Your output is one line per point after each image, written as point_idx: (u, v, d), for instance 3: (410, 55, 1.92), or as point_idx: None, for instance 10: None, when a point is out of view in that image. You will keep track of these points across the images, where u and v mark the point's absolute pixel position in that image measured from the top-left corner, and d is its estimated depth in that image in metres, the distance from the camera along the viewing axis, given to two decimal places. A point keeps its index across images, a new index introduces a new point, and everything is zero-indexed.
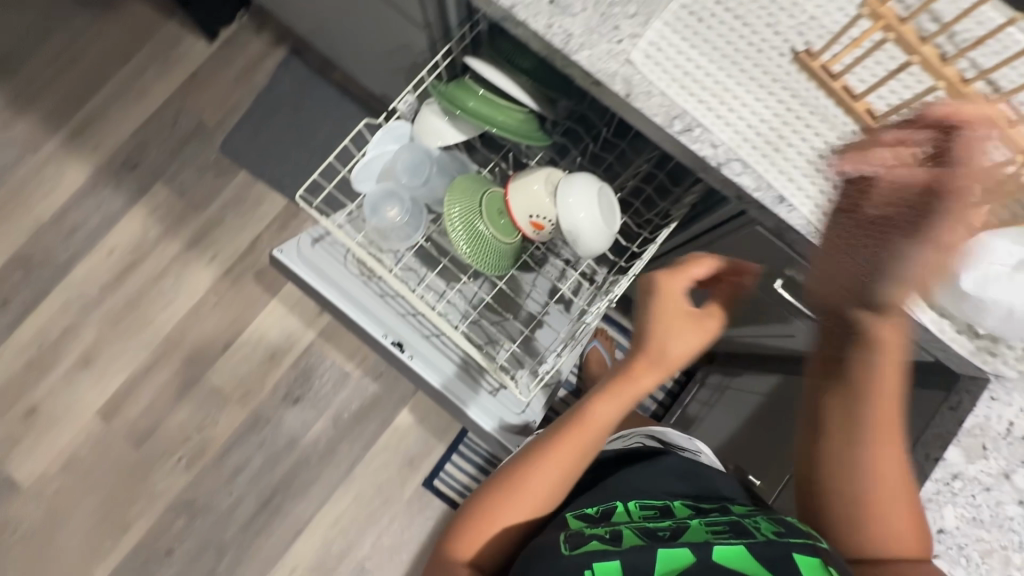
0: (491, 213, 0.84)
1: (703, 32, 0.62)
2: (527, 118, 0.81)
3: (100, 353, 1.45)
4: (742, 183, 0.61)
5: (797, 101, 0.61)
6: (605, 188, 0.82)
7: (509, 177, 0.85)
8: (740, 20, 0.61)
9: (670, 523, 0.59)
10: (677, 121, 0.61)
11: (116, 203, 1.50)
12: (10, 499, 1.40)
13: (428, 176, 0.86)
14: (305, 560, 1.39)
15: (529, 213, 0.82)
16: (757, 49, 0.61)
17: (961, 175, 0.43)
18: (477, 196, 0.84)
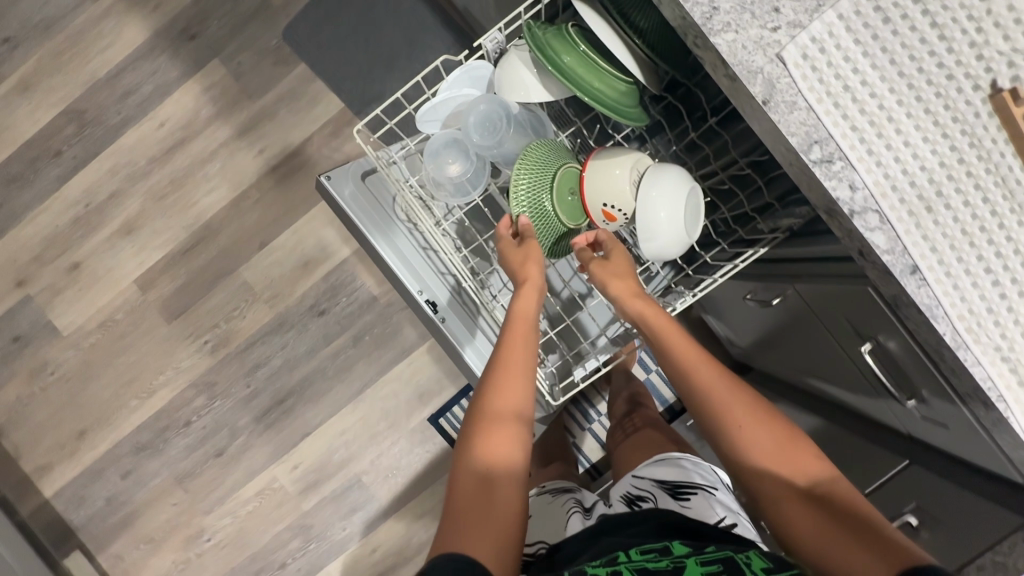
0: (562, 190, 0.76)
1: (885, 38, 0.49)
2: (629, 89, 0.69)
3: (142, 224, 1.46)
4: (872, 241, 0.51)
5: (975, 152, 0.49)
6: (696, 190, 0.71)
7: (590, 154, 0.76)
8: (937, 34, 0.48)
9: (668, 560, 0.56)
10: (815, 147, 0.50)
11: (171, 73, 1.44)
12: (53, 342, 1.50)
13: (501, 138, 0.76)
14: (307, 460, 1.47)
15: (603, 201, 0.74)
16: (947, 75, 0.48)
17: (612, 242, 0.76)
18: (552, 168, 0.75)
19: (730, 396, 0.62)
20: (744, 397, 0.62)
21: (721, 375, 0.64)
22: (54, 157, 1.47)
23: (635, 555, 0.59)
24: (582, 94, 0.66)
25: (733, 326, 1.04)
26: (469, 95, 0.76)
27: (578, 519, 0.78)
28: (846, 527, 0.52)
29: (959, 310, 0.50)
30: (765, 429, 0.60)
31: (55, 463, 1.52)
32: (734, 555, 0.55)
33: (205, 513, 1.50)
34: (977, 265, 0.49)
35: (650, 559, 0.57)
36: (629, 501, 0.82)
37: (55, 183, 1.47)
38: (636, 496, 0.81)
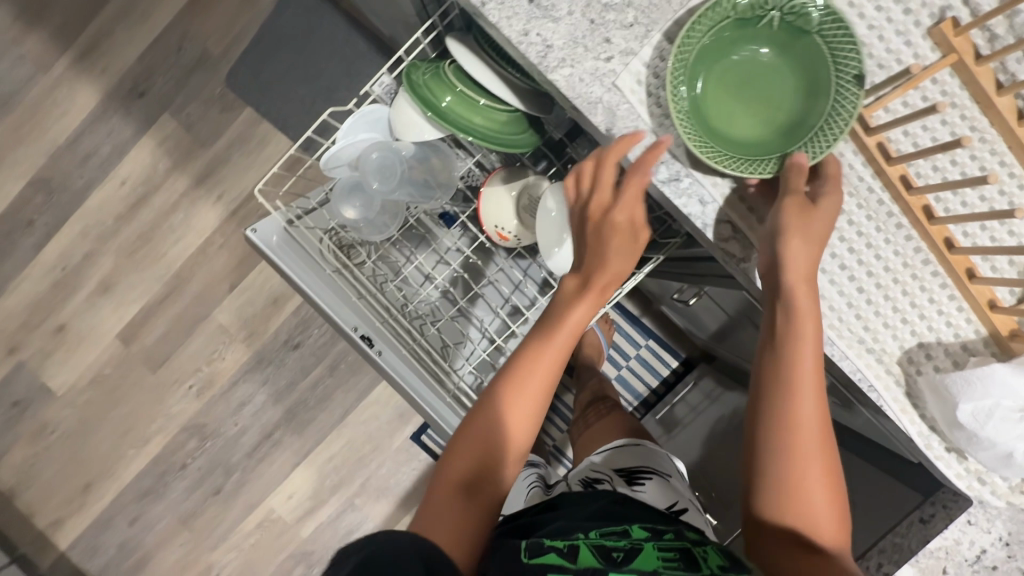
0: (750, 86, 0.54)
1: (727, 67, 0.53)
2: (512, 117, 0.71)
3: (117, 281, 1.52)
4: (729, 249, 0.56)
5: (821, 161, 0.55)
6: None
7: (487, 176, 0.79)
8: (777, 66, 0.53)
9: (627, 540, 0.58)
10: (662, 167, 0.54)
11: (126, 132, 1.49)
12: (49, 403, 1.57)
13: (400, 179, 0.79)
14: (301, 488, 1.53)
15: (496, 223, 0.78)
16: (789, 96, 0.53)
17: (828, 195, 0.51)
18: (778, 144, 0.53)
19: (797, 417, 0.53)
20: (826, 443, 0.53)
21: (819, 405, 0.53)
22: (27, 227, 1.53)
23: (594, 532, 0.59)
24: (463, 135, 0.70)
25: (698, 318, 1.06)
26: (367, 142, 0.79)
27: (536, 494, 0.85)
28: None
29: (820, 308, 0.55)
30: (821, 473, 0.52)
31: (67, 517, 1.59)
32: (692, 547, 0.58)
33: (211, 549, 1.57)
34: (833, 263, 0.55)
35: (607, 536, 0.59)
36: (586, 482, 0.85)
37: (32, 251, 1.54)
38: (594, 477, 0.84)
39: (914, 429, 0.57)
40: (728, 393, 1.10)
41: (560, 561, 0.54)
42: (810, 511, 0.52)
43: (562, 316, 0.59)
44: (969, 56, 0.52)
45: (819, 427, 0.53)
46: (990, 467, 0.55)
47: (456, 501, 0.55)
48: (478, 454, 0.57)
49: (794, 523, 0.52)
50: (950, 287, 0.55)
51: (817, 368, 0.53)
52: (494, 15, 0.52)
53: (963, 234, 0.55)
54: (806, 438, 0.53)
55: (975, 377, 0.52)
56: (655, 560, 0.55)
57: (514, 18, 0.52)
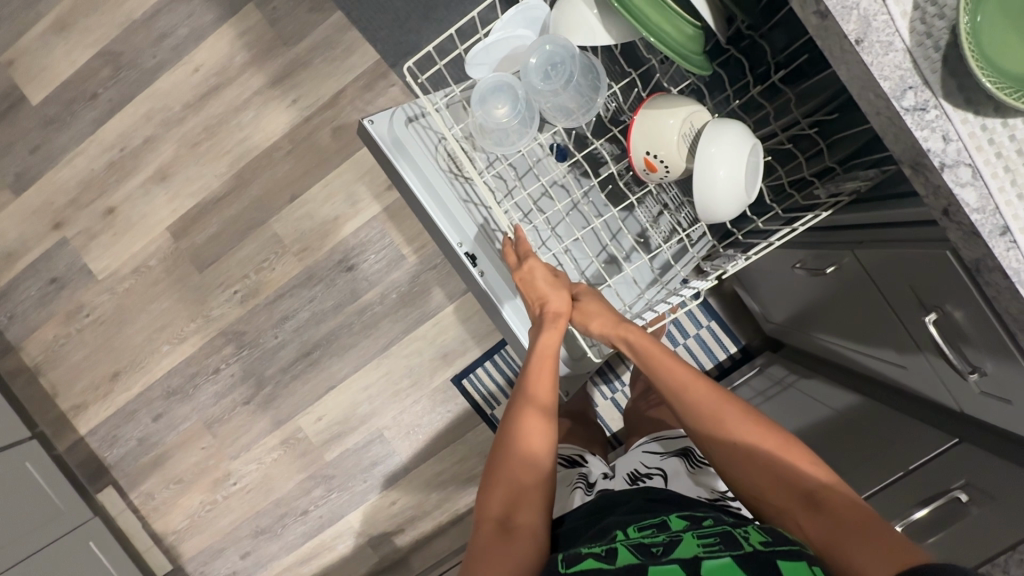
0: None
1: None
2: (696, 34, 0.66)
3: (176, 172, 1.46)
4: (963, 198, 0.47)
5: None
6: (756, 147, 0.69)
7: (645, 99, 0.73)
8: None
9: (665, 534, 0.59)
10: (909, 93, 0.46)
11: (207, 16, 1.41)
12: (87, 285, 1.53)
13: (557, 87, 0.74)
14: (331, 413, 1.50)
15: (648, 148, 0.72)
16: None
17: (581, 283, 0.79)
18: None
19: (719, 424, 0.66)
20: (755, 423, 0.65)
21: (729, 406, 0.66)
22: (89, 100, 1.46)
23: (632, 531, 0.61)
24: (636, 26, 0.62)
25: (779, 298, 1.00)
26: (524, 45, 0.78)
27: (580, 494, 0.84)
28: (849, 527, 0.55)
29: None
30: (773, 447, 0.63)
31: (89, 403, 1.57)
32: (730, 529, 0.58)
33: (232, 458, 1.55)
34: None
35: (646, 535, 0.60)
36: (634, 477, 0.85)
37: (90, 126, 1.47)
38: (643, 473, 0.85)
39: None
40: (804, 380, 1.04)
41: (599, 565, 0.54)
42: (789, 471, 0.61)
43: (538, 349, 0.75)
44: None
45: (745, 422, 0.65)
46: None
47: (499, 543, 0.63)
48: (503, 495, 0.67)
49: (786, 493, 0.61)
50: None
51: (682, 375, 0.70)
52: None
53: None
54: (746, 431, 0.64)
55: None
56: (694, 548, 0.55)
57: None
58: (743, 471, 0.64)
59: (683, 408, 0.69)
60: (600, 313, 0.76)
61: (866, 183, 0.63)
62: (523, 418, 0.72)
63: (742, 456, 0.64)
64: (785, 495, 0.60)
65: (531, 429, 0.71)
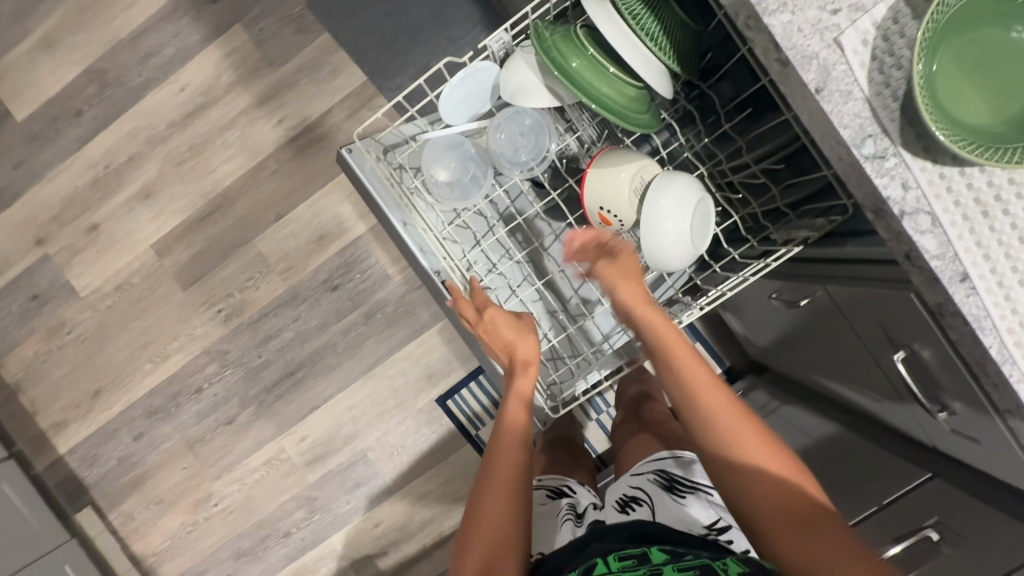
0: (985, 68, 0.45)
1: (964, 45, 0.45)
2: (639, 95, 0.66)
3: (160, 190, 1.46)
4: (922, 245, 0.47)
5: None
6: (705, 200, 0.70)
7: (596, 154, 0.75)
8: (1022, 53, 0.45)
9: (645, 568, 0.57)
10: (869, 142, 0.47)
11: (193, 37, 1.41)
12: (69, 303, 1.52)
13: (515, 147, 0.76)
14: (315, 433, 1.49)
15: (601, 203, 0.75)
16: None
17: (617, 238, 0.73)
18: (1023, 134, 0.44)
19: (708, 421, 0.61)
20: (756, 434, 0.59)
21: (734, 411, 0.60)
22: (74, 117, 1.46)
23: (613, 564, 0.60)
24: (589, 102, 0.63)
25: (760, 325, 1.00)
26: (478, 100, 0.75)
27: (570, 527, 0.82)
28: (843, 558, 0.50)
29: (1009, 323, 0.47)
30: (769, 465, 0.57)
31: (69, 421, 1.55)
32: (712, 563, 0.56)
33: (214, 479, 1.53)
34: None
35: (626, 567, 0.58)
36: (623, 503, 0.82)
37: (75, 143, 1.47)
38: (631, 498, 0.82)
39: None
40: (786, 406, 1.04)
41: None
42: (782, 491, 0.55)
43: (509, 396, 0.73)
44: None
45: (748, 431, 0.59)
46: None
47: None
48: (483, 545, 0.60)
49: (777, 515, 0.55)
50: None
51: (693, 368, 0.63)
52: None
53: None
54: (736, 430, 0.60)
55: None
56: None
57: None
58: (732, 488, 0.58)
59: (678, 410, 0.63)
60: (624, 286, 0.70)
61: (814, 234, 0.67)
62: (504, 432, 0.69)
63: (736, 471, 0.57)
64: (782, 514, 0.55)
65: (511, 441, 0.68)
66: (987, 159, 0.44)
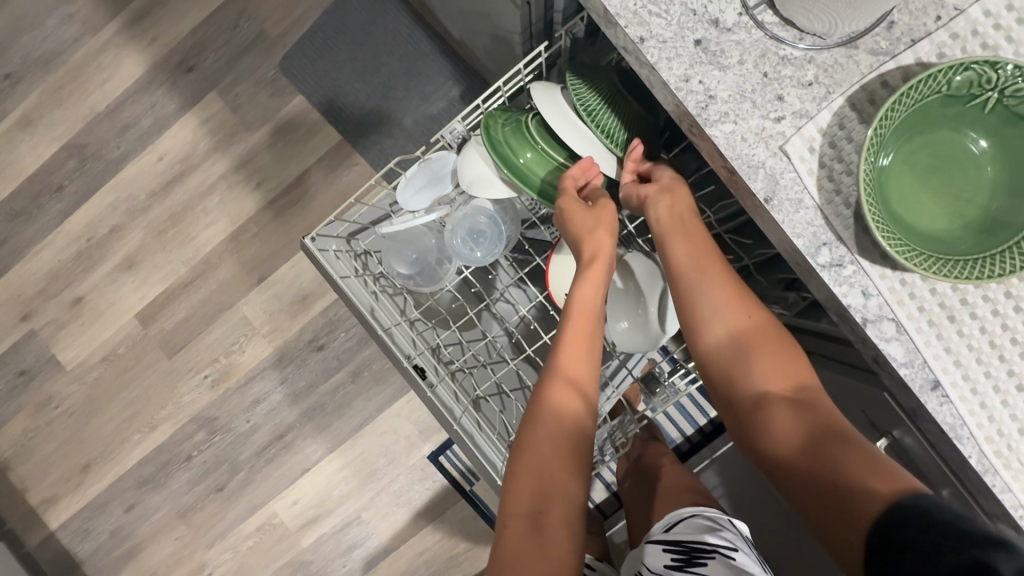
0: (939, 173, 0.43)
1: (913, 152, 0.43)
2: None
3: (142, 259, 1.45)
4: (888, 352, 0.45)
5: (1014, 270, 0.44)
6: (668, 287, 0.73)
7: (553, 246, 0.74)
8: (975, 156, 0.43)
9: None
10: (824, 250, 0.45)
11: (169, 106, 1.42)
12: (56, 376, 1.51)
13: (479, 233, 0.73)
14: (307, 496, 1.46)
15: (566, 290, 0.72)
16: (983, 191, 0.43)
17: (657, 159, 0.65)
18: (982, 244, 0.42)
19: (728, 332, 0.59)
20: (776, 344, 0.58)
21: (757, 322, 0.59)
22: (56, 192, 1.47)
23: None
24: (536, 193, 0.66)
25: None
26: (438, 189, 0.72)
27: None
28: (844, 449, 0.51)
29: (987, 431, 0.44)
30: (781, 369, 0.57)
31: (60, 496, 1.53)
32: None
33: (207, 547, 1.50)
34: (1008, 380, 0.44)
35: None
36: None
37: (57, 218, 1.47)
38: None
39: None
40: None
41: None
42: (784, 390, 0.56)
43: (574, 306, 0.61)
44: None
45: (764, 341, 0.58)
46: None
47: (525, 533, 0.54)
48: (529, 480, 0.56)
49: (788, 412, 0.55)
50: None
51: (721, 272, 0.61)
52: (653, 55, 0.45)
53: None
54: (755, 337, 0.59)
55: None
56: None
57: (676, 59, 0.45)
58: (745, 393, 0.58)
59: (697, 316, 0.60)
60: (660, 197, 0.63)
61: None
62: (548, 411, 0.58)
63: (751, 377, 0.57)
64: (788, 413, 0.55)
65: (555, 421, 0.58)
66: (954, 273, 0.41)
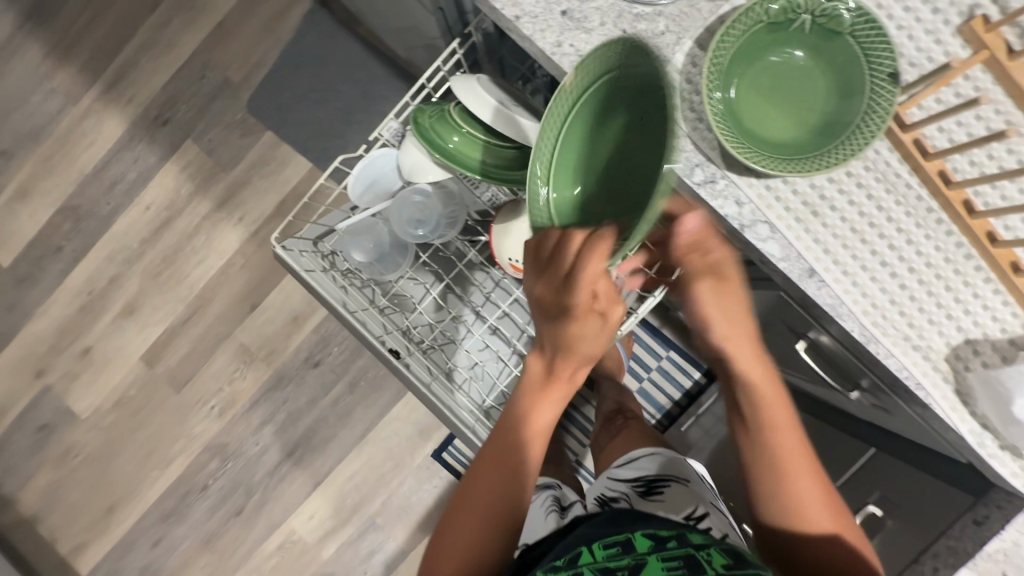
0: (781, 90, 0.51)
1: (754, 76, 0.51)
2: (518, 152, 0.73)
3: (141, 304, 1.54)
4: (767, 251, 0.51)
5: (859, 163, 0.52)
6: None
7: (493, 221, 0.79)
8: (807, 70, 0.51)
9: (630, 556, 0.55)
10: (698, 170, 0.53)
11: (150, 159, 1.53)
12: (73, 426, 1.58)
13: (426, 215, 0.80)
14: (322, 509, 1.51)
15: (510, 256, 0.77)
16: (820, 97, 0.50)
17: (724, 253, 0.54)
18: (826, 141, 0.49)
19: (775, 465, 0.55)
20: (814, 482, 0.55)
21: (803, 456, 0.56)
22: (55, 253, 1.57)
23: (598, 551, 0.57)
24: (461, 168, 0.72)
25: None
26: (385, 185, 0.82)
27: (554, 518, 0.72)
28: None
29: (862, 305, 0.51)
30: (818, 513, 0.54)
31: (89, 542, 1.59)
32: (696, 552, 0.53)
33: (234, 572, 1.55)
34: (874, 259, 0.51)
35: (612, 557, 0.56)
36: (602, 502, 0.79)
37: (59, 277, 1.57)
38: (610, 498, 0.79)
39: (967, 430, 0.51)
40: None
41: None
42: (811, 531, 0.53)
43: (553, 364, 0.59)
44: (1007, 47, 0.49)
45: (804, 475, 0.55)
46: None
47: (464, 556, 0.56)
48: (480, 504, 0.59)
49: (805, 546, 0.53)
50: (995, 282, 0.51)
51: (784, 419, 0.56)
52: (527, 28, 0.53)
53: (1004, 227, 0.51)
54: (781, 445, 0.55)
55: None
56: (658, 571, 0.52)
57: (547, 29, 0.53)
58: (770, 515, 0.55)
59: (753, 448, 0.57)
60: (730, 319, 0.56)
61: None
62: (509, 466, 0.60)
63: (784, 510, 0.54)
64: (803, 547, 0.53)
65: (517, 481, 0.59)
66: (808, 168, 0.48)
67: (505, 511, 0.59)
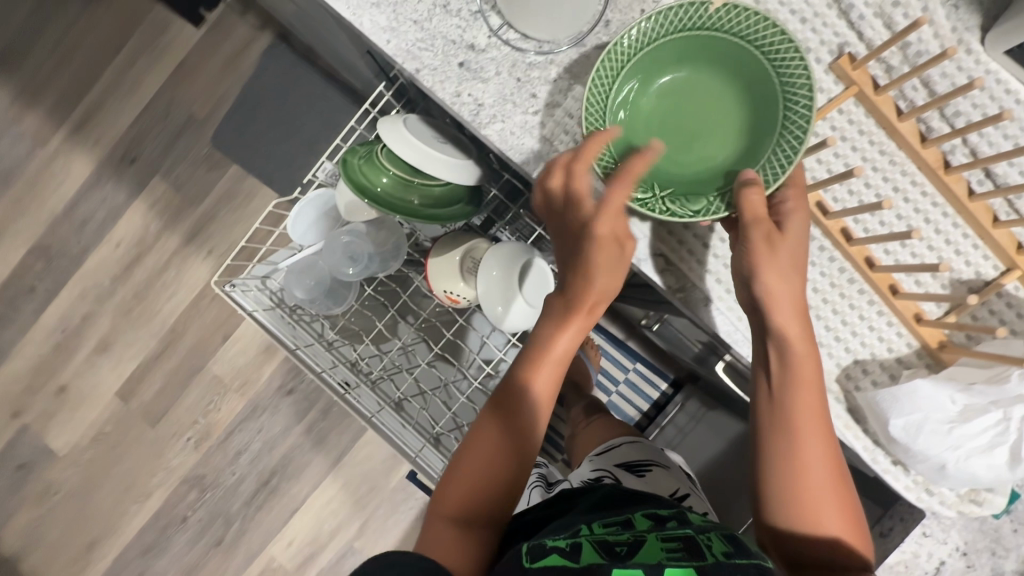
0: (698, 100, 0.61)
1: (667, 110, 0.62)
2: (446, 189, 0.77)
3: (115, 340, 1.56)
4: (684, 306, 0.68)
5: None
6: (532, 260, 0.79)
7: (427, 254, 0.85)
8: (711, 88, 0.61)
9: (629, 534, 0.56)
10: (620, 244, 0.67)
11: (118, 198, 1.55)
12: (52, 464, 1.59)
13: (358, 250, 0.83)
14: (300, 535, 1.52)
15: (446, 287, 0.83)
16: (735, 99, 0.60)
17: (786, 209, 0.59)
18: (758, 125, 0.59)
19: (799, 439, 0.58)
20: (827, 456, 0.58)
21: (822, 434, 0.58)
22: (28, 293, 1.59)
23: (597, 529, 0.57)
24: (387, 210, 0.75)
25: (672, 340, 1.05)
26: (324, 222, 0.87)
27: (537, 493, 0.81)
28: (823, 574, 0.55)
29: None
30: (828, 490, 0.57)
31: None
32: (695, 536, 0.55)
33: None
34: None
35: (611, 532, 0.56)
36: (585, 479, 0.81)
37: (33, 316, 1.59)
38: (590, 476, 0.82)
39: (860, 440, 0.67)
40: None
41: (564, 561, 0.50)
42: (815, 507, 0.56)
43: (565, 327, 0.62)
44: (872, 85, 0.62)
45: (819, 446, 0.58)
46: (932, 480, 0.65)
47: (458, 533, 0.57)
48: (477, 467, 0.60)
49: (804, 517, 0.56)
50: (874, 297, 0.66)
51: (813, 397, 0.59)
52: (431, 81, 0.61)
53: (884, 252, 0.64)
54: (802, 413, 0.58)
55: (913, 394, 0.62)
56: (657, 551, 0.52)
57: (448, 81, 0.61)
58: (777, 489, 0.58)
59: (780, 418, 0.59)
60: (780, 282, 0.59)
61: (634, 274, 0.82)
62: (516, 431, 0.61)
63: (796, 482, 0.57)
64: (804, 518, 0.56)
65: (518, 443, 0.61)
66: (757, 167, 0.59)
67: (504, 475, 0.60)
